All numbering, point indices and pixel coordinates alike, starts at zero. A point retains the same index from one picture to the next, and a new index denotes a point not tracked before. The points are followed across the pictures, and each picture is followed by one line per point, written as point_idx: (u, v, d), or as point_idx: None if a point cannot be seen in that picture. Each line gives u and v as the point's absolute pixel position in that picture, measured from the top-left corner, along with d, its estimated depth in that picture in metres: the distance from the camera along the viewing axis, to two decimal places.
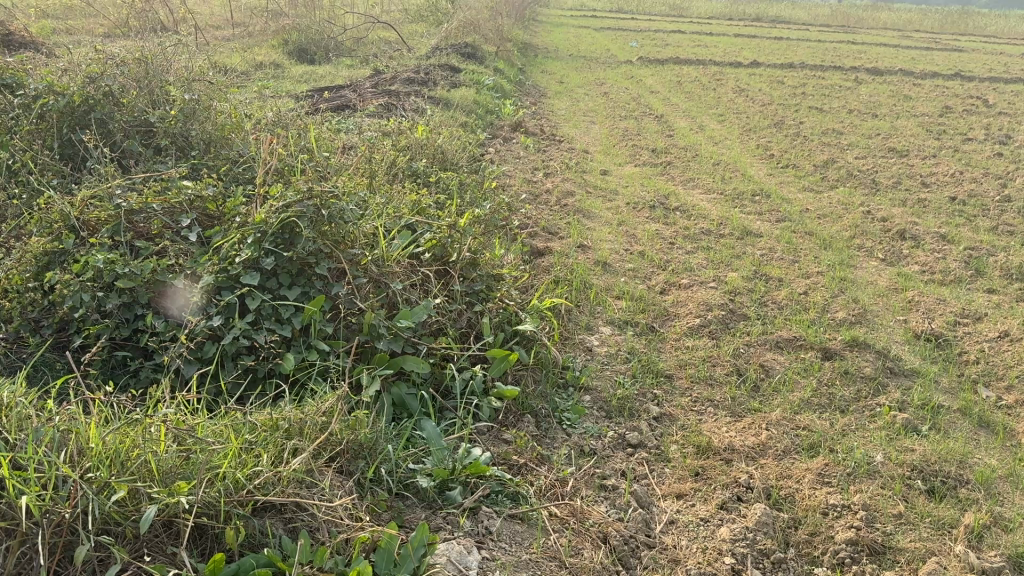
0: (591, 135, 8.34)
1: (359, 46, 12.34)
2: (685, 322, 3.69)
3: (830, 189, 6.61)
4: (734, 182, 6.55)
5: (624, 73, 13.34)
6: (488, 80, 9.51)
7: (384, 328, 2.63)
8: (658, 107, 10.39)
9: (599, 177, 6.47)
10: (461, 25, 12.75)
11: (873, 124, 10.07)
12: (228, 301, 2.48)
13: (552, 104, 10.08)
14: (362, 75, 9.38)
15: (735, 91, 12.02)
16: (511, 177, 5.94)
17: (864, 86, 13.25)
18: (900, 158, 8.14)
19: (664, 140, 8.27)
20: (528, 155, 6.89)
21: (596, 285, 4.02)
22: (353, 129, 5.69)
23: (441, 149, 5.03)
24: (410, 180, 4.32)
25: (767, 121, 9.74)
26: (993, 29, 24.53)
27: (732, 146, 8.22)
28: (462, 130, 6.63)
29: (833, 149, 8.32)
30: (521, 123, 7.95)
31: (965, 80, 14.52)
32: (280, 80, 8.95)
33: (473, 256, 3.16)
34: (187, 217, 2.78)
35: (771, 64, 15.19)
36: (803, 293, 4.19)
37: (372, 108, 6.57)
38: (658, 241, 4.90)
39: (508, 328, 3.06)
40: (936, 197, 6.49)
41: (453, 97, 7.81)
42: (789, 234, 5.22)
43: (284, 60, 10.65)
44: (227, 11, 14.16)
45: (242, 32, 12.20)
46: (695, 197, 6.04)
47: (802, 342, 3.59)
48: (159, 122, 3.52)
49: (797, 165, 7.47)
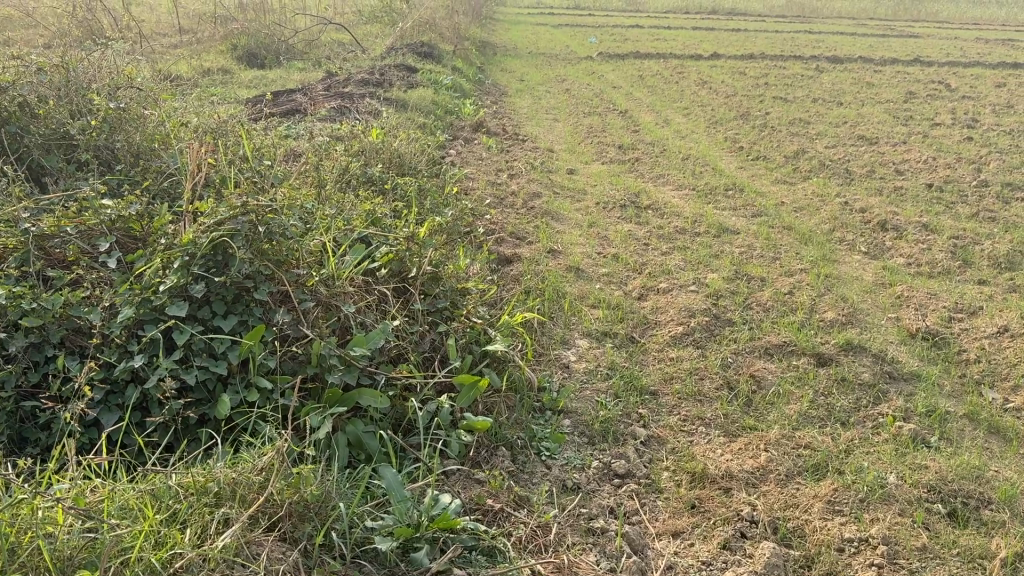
0: (554, 133, 8.08)
1: (312, 48, 11.96)
2: (666, 330, 3.42)
3: (803, 181, 6.42)
4: (706, 177, 6.32)
5: (585, 69, 13.11)
6: (447, 79, 9.20)
7: (336, 358, 2.31)
8: (621, 102, 10.16)
9: (565, 176, 6.20)
10: (416, 25, 12.45)
11: (840, 112, 9.95)
12: (152, 337, 2.16)
13: (514, 103, 9.80)
14: (315, 78, 9.02)
15: (698, 84, 11.85)
16: (475, 180, 5.64)
17: (826, 74, 13.17)
18: (870, 146, 8.00)
19: (630, 136, 8.04)
20: (490, 156, 6.58)
21: (570, 293, 3.73)
22: (304, 135, 5.34)
23: (398, 152, 4.70)
24: (365, 186, 3.99)
25: (733, 113, 9.56)
26: (946, 14, 24.79)
27: (699, 140, 8.00)
28: (420, 132, 6.31)
29: (802, 140, 8.15)
30: (482, 123, 7.66)
31: (924, 66, 14.52)
32: (227, 86, 8.54)
33: (434, 269, 2.85)
34: (106, 240, 2.43)
35: (730, 56, 15.09)
36: (789, 293, 3.95)
37: (324, 111, 6.22)
38: (631, 242, 4.64)
39: (476, 349, 2.74)
40: (911, 184, 6.34)
41: (410, 98, 7.49)
42: (766, 230, 4.99)
43: (234, 66, 10.25)
44: (172, 17, 13.72)
45: (189, 38, 11.77)
46: (665, 194, 5.80)
47: (793, 348, 3.35)
48: (80, 134, 3.16)
49: (767, 156, 7.27)
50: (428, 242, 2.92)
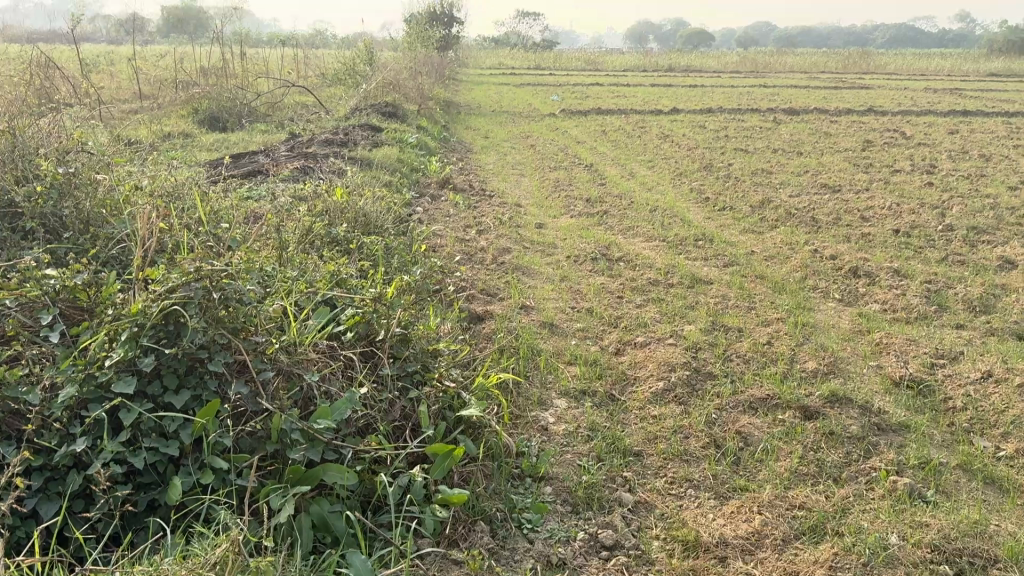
0: (521, 188, 8.05)
1: (275, 111, 11.93)
2: (647, 386, 3.29)
3: (771, 229, 6.42)
4: (675, 228, 6.29)
5: (549, 125, 13.23)
6: (412, 138, 9.16)
7: (298, 432, 2.15)
8: (586, 156, 10.21)
9: (534, 231, 6.12)
10: (379, 86, 12.50)
11: (801, 162, 10.09)
12: (96, 417, 1.97)
13: (479, 159, 9.79)
14: (278, 140, 8.94)
15: (660, 138, 12.00)
16: (442, 236, 5.53)
17: (785, 126, 13.44)
18: (833, 194, 8.08)
19: (597, 189, 8.03)
20: (457, 212, 6.49)
21: (545, 351, 3.59)
22: (266, 196, 5.22)
23: (363, 210, 4.59)
24: (329, 246, 3.85)
25: (697, 165, 9.64)
26: (894, 66, 25.67)
27: (665, 191, 8.02)
28: (385, 190, 6.21)
29: (767, 189, 8.21)
30: (449, 180, 7.60)
31: (878, 115, 14.90)
32: (188, 150, 8.40)
33: (403, 331, 2.71)
34: (48, 315, 2.21)
35: (690, 110, 15.36)
36: (768, 344, 3.86)
37: (287, 172, 6.11)
38: (605, 295, 4.54)
39: (449, 415, 2.59)
40: (877, 231, 6.37)
41: (374, 156, 7.41)
42: (739, 279, 4.93)
43: (195, 130, 10.15)
44: (133, 83, 13.65)
45: (150, 104, 11.68)
46: (636, 245, 5.73)
47: (778, 401, 3.24)
48: (26, 202, 2.92)
49: (733, 206, 7.29)
50: (397, 302, 2.79)
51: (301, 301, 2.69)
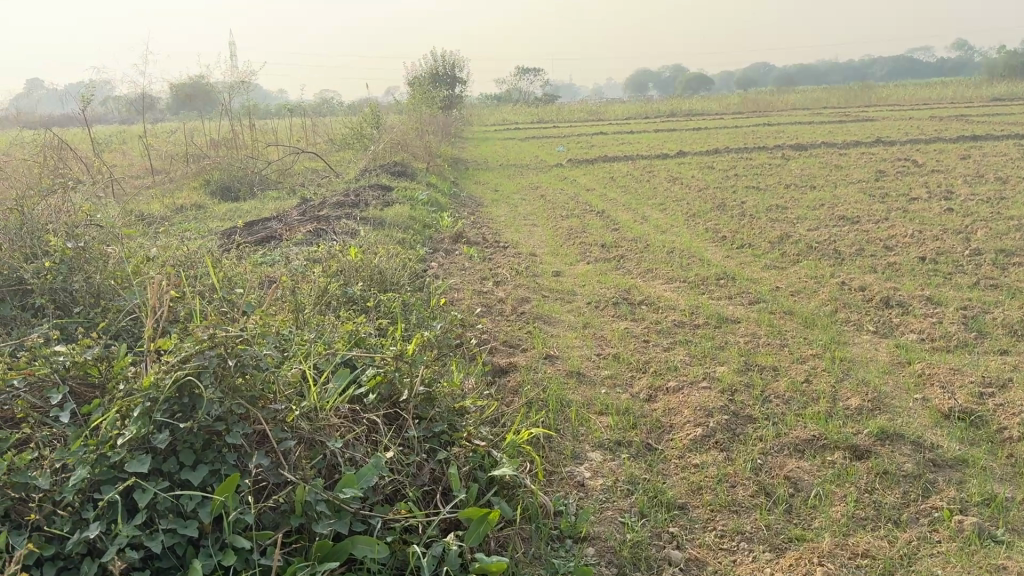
0: (535, 237, 7.98)
1: (285, 177, 12.00)
2: (685, 433, 3.14)
3: (794, 264, 6.29)
4: (696, 268, 6.17)
5: (557, 175, 13.24)
6: (422, 195, 9.15)
7: (323, 504, 2.01)
8: (598, 203, 10.16)
9: (552, 279, 6.02)
10: (388, 147, 12.59)
11: (815, 195, 10.00)
12: (109, 500, 1.84)
13: (491, 212, 9.76)
14: (290, 205, 8.95)
15: (670, 180, 11.97)
16: (459, 290, 5.43)
17: (794, 161, 13.40)
18: (852, 225, 7.96)
19: (611, 234, 7.95)
20: (472, 265, 6.41)
21: (575, 401, 3.45)
22: (280, 260, 5.15)
23: (379, 268, 4.50)
24: (346, 306, 3.75)
25: (710, 205, 9.57)
26: (896, 97, 25.77)
27: (681, 232, 7.93)
28: (399, 247, 6.15)
29: (784, 224, 8.10)
30: (462, 234, 7.54)
31: (886, 145, 14.86)
32: (201, 221, 8.40)
33: (428, 389, 2.58)
34: (58, 393, 2.12)
35: (697, 152, 15.38)
36: (806, 382, 3.71)
37: (300, 236, 6.06)
38: (631, 340, 4.40)
39: (482, 476, 2.44)
40: (903, 259, 6.22)
41: (386, 215, 7.37)
42: (768, 316, 4.78)
43: (207, 201, 10.20)
44: (145, 159, 13.82)
45: (162, 178, 11.79)
46: (658, 288, 5.61)
47: (824, 442, 3.08)
48: (34, 278, 2.86)
49: (752, 243, 7.18)
50: (419, 359, 2.67)
51: (320, 363, 2.58)
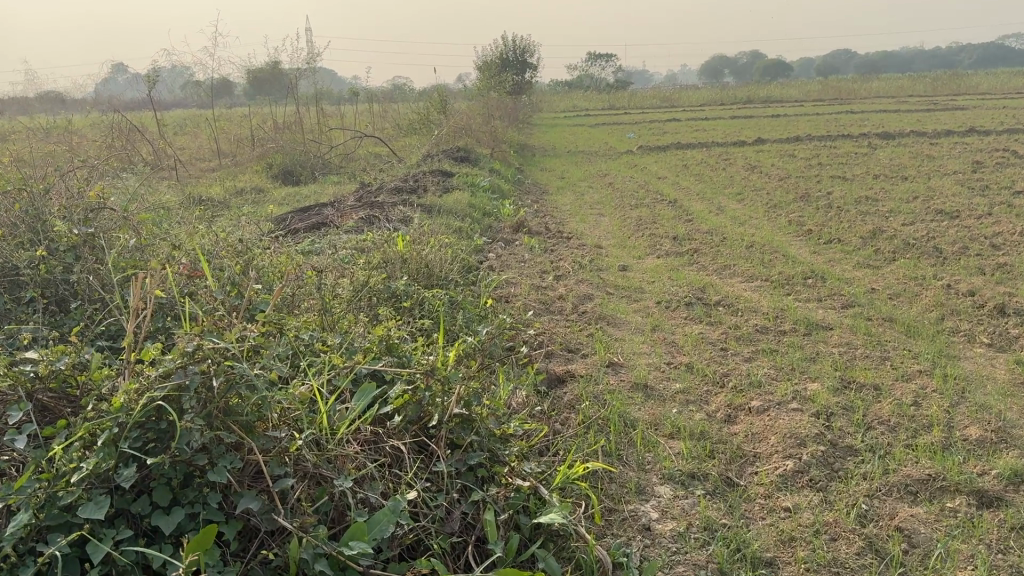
0: (601, 228, 7.50)
1: (347, 162, 11.77)
2: (771, 467, 2.66)
3: (888, 263, 5.68)
4: (778, 265, 5.62)
5: (627, 163, 12.69)
6: (484, 182, 8.75)
7: (321, 562, 1.63)
8: (669, 192, 9.61)
9: (618, 274, 5.55)
10: (452, 133, 12.25)
11: (907, 187, 9.24)
12: (54, 554, 1.48)
13: (556, 200, 9.32)
14: (348, 190, 8.68)
15: (747, 169, 11.30)
16: (517, 285, 5.01)
17: (881, 150, 12.54)
18: (951, 220, 7.24)
19: (684, 225, 7.41)
20: (532, 257, 5.97)
21: (642, 420, 3.00)
22: (325, 250, 4.82)
23: (427, 259, 4.11)
24: (385, 303, 3.38)
25: (791, 195, 8.92)
26: (989, 85, 24.26)
27: (760, 225, 7.34)
28: (455, 237, 5.77)
29: (874, 218, 7.41)
30: (523, 223, 7.13)
31: (982, 134, 13.82)
32: (257, 206, 8.17)
33: (465, 411, 2.18)
34: (20, 409, 1.79)
35: (776, 140, 14.59)
36: (914, 407, 3.16)
37: (350, 223, 5.74)
38: (706, 347, 3.91)
39: (525, 522, 2.03)
40: (1015, 260, 5.54)
41: (444, 203, 7.00)
42: (864, 323, 4.22)
43: (267, 184, 10.03)
44: (212, 142, 13.82)
45: (226, 164, 11.72)
46: (736, 287, 5.07)
47: (942, 483, 2.56)
48: (31, 266, 2.56)
49: (840, 238, 6.56)
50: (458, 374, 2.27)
51: (336, 379, 2.17)
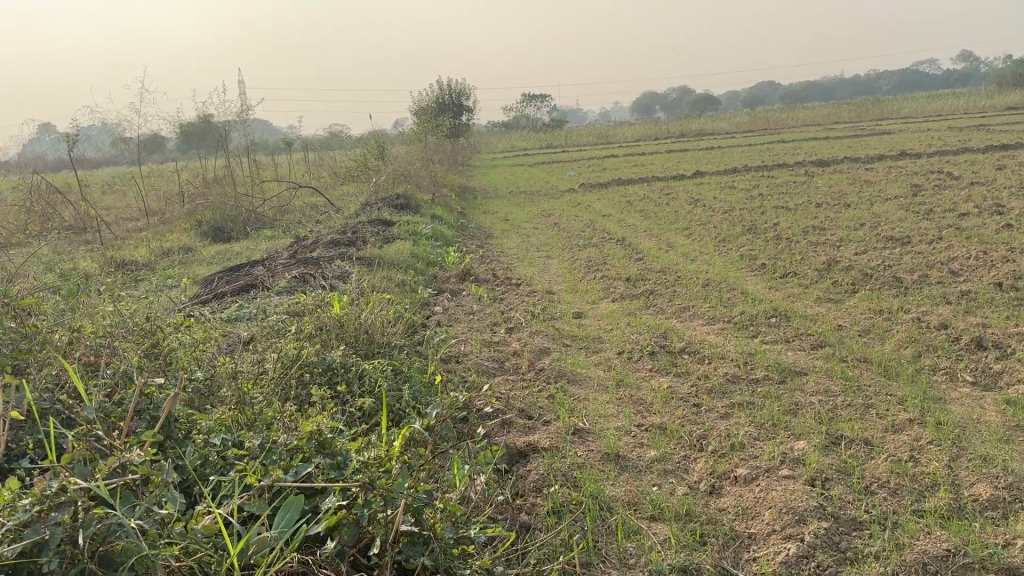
0: (550, 272, 7.21)
1: (283, 214, 11.30)
2: (771, 552, 2.33)
3: (850, 296, 5.48)
4: (740, 304, 5.36)
5: (571, 201, 12.49)
6: (426, 229, 8.40)
7: None
8: (616, 230, 9.39)
9: (574, 322, 5.23)
10: (390, 179, 11.90)
11: (852, 214, 9.20)
12: None
13: (501, 244, 9.02)
14: (282, 245, 8.23)
15: (691, 202, 11.20)
16: (467, 341, 4.64)
17: (820, 178, 12.61)
18: (903, 246, 7.14)
19: (635, 265, 7.16)
20: (481, 309, 5.60)
21: (619, 499, 2.64)
22: (255, 317, 4.39)
23: (367, 321, 3.71)
24: (318, 380, 2.98)
25: (740, 227, 8.78)
26: (911, 109, 25.04)
27: (713, 261, 7.14)
28: (397, 292, 5.38)
29: (827, 249, 7.27)
30: (469, 271, 6.78)
31: (914, 158, 14.07)
32: (186, 267, 7.67)
33: (414, 527, 1.82)
34: None
35: (715, 172, 14.62)
36: (913, 464, 2.87)
37: (283, 283, 5.30)
38: (677, 403, 3.57)
39: None
40: (977, 287, 5.39)
41: (385, 254, 6.62)
42: (840, 367, 3.96)
43: (196, 243, 9.51)
44: (139, 200, 13.21)
45: (155, 223, 11.15)
46: (699, 331, 4.78)
47: (966, 560, 2.25)
48: None
49: (797, 271, 6.37)
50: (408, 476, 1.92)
51: (248, 504, 1.71)
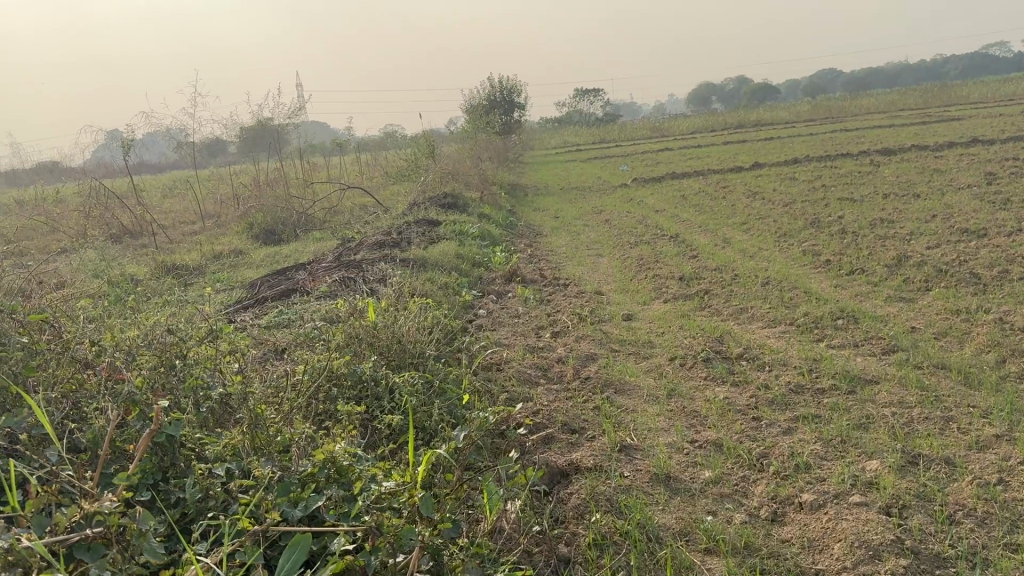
0: (600, 271, 6.95)
1: (332, 215, 11.27)
2: None
3: (922, 294, 5.10)
4: (802, 304, 5.04)
5: (623, 196, 12.18)
6: (473, 229, 8.23)
7: None
8: (670, 226, 9.07)
9: (624, 325, 4.97)
10: (438, 178, 11.76)
11: (921, 205, 8.70)
12: None
13: (550, 242, 8.79)
14: (329, 247, 8.14)
15: (749, 195, 10.79)
16: (510, 347, 4.42)
17: (885, 167, 12.04)
18: (978, 239, 6.68)
19: (690, 263, 6.86)
20: (526, 312, 5.38)
21: (669, 529, 2.39)
22: (293, 325, 4.26)
23: (402, 329, 3.52)
24: (345, 396, 2.80)
25: (801, 221, 8.38)
26: (981, 94, 23.93)
27: (773, 257, 6.78)
28: (439, 296, 5.19)
29: (895, 243, 6.84)
30: (516, 271, 6.57)
31: (987, 144, 13.34)
32: (234, 271, 7.64)
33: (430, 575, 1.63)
34: None
35: (773, 163, 14.12)
36: (1003, 488, 2.55)
37: (324, 288, 5.17)
38: (734, 416, 3.29)
39: None
40: None
41: (430, 255, 6.45)
42: (915, 375, 3.62)
43: (246, 245, 9.51)
44: (194, 205, 13.37)
45: (209, 226, 11.23)
46: (757, 335, 4.47)
47: None
48: None
49: (864, 268, 5.99)
50: (429, 508, 1.80)
51: (241, 552, 1.53)
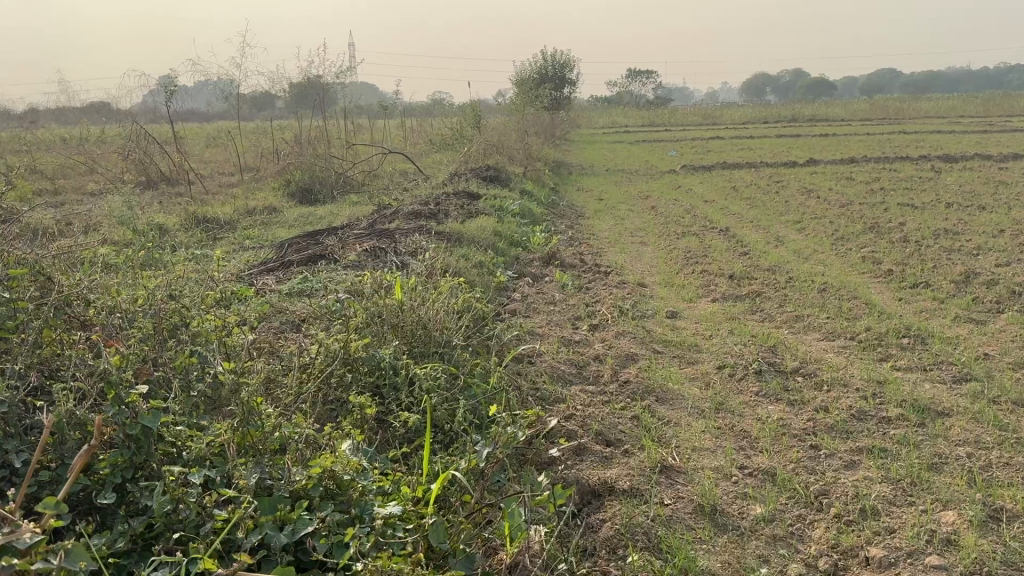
0: (644, 261, 6.59)
1: (371, 179, 10.99)
2: None
3: (994, 318, 4.67)
4: (863, 317, 4.64)
5: (670, 183, 11.73)
6: (513, 206, 7.90)
7: None
8: (719, 218, 8.65)
9: (667, 324, 4.63)
10: (481, 149, 11.41)
11: (989, 217, 8.17)
12: None
13: (592, 226, 8.44)
14: (364, 212, 7.87)
15: (804, 193, 10.29)
16: (545, 338, 4.11)
17: (948, 174, 11.44)
18: None
19: (739, 260, 6.47)
20: (563, 300, 5.05)
21: None
22: (316, 294, 3.97)
23: (431, 312, 3.21)
24: (359, 386, 2.51)
25: (859, 225, 7.91)
26: None
27: (829, 261, 6.36)
28: (472, 275, 4.88)
29: (962, 257, 6.37)
30: (555, 254, 6.23)
31: None
32: (266, 228, 7.40)
33: None
34: None
35: (829, 161, 13.54)
36: None
37: (352, 257, 4.88)
38: (790, 442, 2.94)
39: None
40: None
41: (467, 230, 6.14)
42: (993, 411, 3.23)
43: (282, 203, 9.28)
44: (235, 156, 13.18)
45: (246, 180, 11.02)
46: (814, 348, 4.10)
47: None
48: None
49: (928, 282, 5.56)
50: (439, 537, 1.64)
51: None
